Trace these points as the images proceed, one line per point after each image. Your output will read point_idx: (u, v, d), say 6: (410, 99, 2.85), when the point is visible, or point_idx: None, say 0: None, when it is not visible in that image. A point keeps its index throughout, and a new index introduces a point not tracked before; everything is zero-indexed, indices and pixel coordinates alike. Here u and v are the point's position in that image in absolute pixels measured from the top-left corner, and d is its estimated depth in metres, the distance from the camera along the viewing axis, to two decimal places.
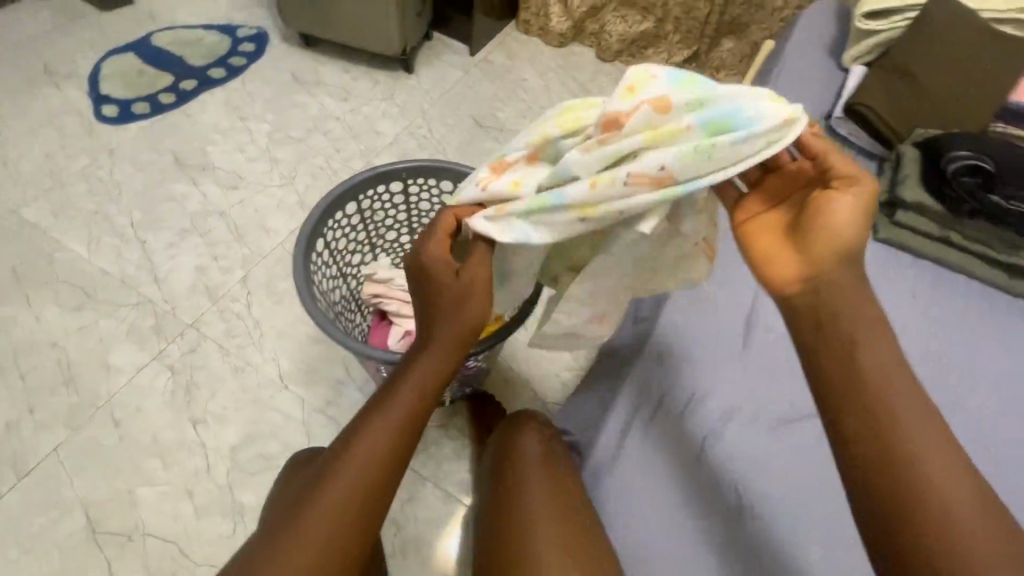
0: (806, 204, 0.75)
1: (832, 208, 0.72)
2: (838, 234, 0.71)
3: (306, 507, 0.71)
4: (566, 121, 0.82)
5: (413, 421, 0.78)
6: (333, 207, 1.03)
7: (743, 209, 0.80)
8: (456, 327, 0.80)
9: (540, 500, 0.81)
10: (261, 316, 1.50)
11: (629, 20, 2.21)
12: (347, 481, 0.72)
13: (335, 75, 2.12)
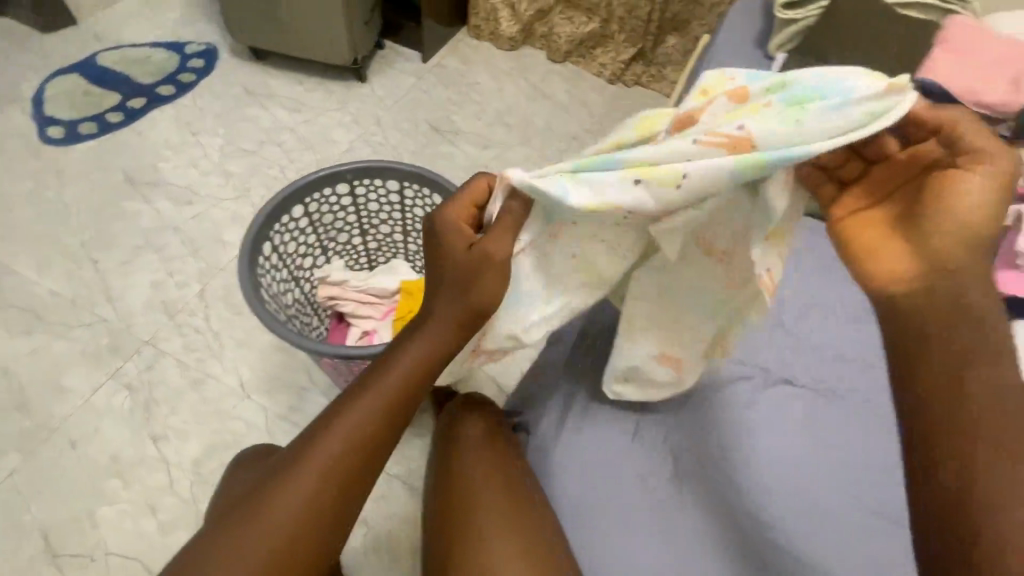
0: (923, 190, 0.70)
1: (959, 193, 0.67)
2: (966, 219, 0.66)
3: (266, 499, 0.72)
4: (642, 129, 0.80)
5: (397, 404, 0.75)
6: (279, 211, 1.05)
7: (841, 204, 0.75)
8: (462, 307, 0.75)
9: (493, 488, 0.87)
10: (220, 328, 1.49)
11: (576, 22, 2.27)
12: (316, 477, 0.72)
13: (287, 87, 2.13)
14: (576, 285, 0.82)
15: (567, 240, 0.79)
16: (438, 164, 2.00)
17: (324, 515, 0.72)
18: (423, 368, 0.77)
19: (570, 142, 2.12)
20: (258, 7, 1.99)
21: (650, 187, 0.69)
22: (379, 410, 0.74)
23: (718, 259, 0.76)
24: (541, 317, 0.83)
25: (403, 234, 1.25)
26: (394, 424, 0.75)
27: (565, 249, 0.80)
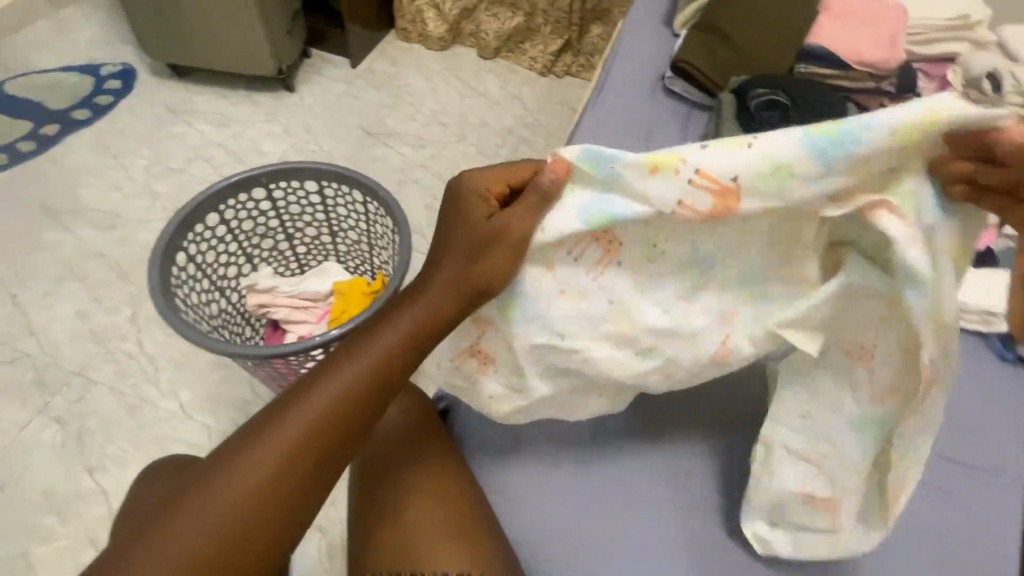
0: None
1: None
2: None
3: (206, 486, 0.64)
4: None
5: (369, 387, 0.69)
6: (191, 220, 1.03)
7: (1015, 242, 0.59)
8: (456, 277, 0.70)
9: (436, 487, 0.79)
10: (154, 351, 1.45)
11: (502, 18, 2.25)
12: (270, 460, 0.65)
13: (212, 102, 2.08)
14: (600, 333, 0.74)
15: (604, 280, 0.72)
16: (373, 167, 1.96)
17: (275, 505, 0.64)
18: (401, 349, 0.71)
19: (505, 136, 2.08)
20: (171, 24, 1.93)
21: (714, 150, 0.63)
22: (351, 390, 0.68)
23: (856, 356, 0.68)
24: (551, 342, 0.73)
25: (330, 234, 1.24)
26: (360, 411, 0.69)
27: (599, 296, 0.72)
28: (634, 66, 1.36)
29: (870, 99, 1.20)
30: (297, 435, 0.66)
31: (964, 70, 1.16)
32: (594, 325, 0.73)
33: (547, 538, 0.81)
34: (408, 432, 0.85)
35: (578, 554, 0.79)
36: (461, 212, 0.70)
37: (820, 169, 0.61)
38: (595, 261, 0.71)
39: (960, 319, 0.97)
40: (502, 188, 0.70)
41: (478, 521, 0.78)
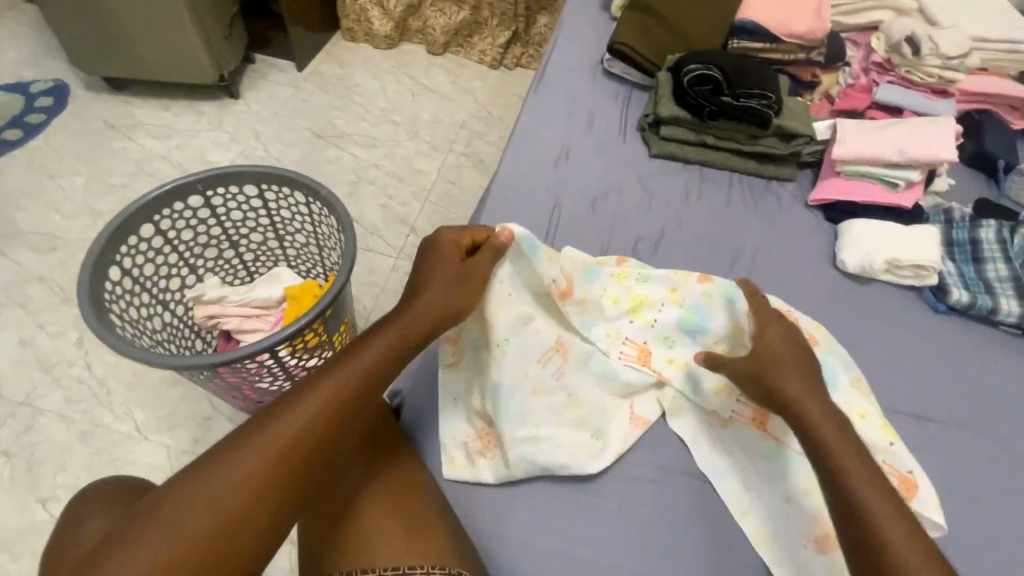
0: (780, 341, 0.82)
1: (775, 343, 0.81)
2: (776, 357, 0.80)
3: (183, 487, 0.62)
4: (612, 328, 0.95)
5: (354, 395, 0.71)
6: (122, 233, 0.99)
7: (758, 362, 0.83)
8: (436, 306, 0.81)
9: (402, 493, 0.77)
10: (106, 373, 1.40)
11: (448, 12, 2.20)
12: (255, 462, 0.64)
13: (153, 114, 2.01)
14: (563, 421, 0.88)
15: (562, 379, 0.91)
16: (325, 170, 1.92)
17: (255, 506, 0.62)
18: (386, 364, 0.75)
19: (458, 131, 2.06)
20: (98, 38, 1.85)
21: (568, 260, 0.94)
22: (339, 395, 0.70)
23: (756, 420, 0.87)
24: (531, 434, 0.85)
25: (277, 238, 1.21)
26: (344, 417, 0.70)
27: (561, 390, 0.90)
28: (574, 50, 1.36)
29: (803, 69, 1.26)
30: (285, 436, 0.66)
31: (886, 36, 1.20)
32: (557, 417, 0.88)
33: (506, 523, 0.81)
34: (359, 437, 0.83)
35: (538, 534, 0.80)
36: (438, 254, 0.85)
37: (609, 282, 0.96)
38: (549, 354, 0.91)
39: (893, 274, 1.02)
40: (467, 242, 0.87)
41: (436, 515, 0.77)
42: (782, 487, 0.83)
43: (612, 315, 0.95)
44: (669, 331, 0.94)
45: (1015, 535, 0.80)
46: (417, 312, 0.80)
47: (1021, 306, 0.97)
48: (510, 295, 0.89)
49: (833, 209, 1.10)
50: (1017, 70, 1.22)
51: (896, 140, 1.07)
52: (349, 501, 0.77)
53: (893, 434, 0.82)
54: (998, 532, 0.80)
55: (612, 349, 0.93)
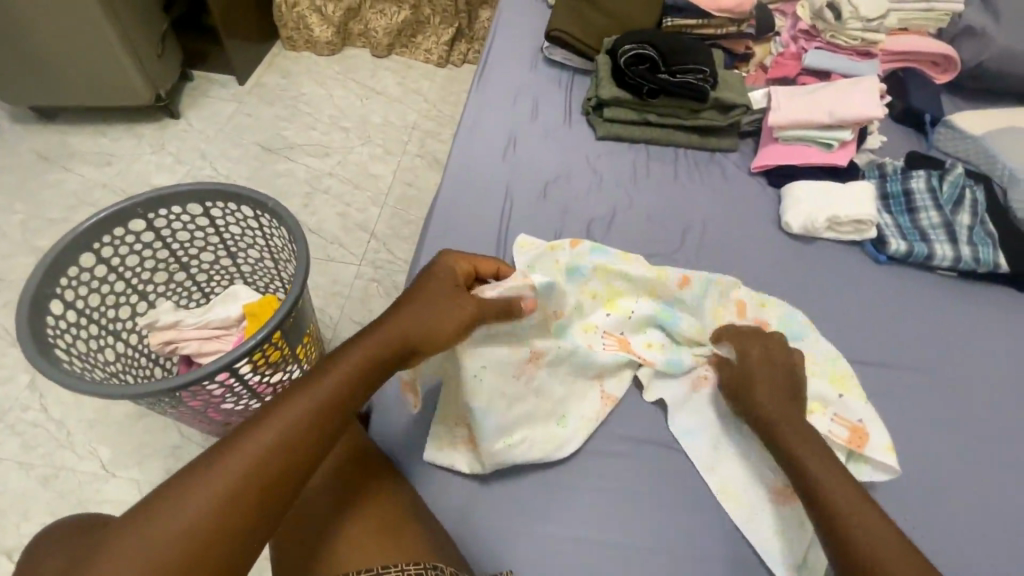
0: (762, 356, 0.85)
1: (749, 358, 0.85)
2: (749, 370, 0.84)
3: (144, 516, 0.56)
4: (585, 325, 0.95)
5: (330, 416, 0.68)
6: (61, 264, 0.95)
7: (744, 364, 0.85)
8: (410, 330, 0.77)
9: (378, 499, 0.76)
10: (64, 414, 1.34)
11: (388, 13, 2.17)
12: (224, 485, 0.59)
13: (90, 142, 1.93)
14: (529, 419, 0.87)
15: (535, 381, 0.89)
16: (279, 183, 1.88)
17: (232, 530, 0.58)
18: (358, 379, 0.73)
19: (410, 132, 2.04)
20: (20, 67, 1.76)
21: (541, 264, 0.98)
22: (308, 411, 0.67)
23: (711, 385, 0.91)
24: (506, 443, 0.84)
25: (229, 256, 1.19)
26: (321, 437, 0.67)
27: (527, 391, 0.88)
28: (514, 40, 1.37)
29: (737, 42, 1.30)
30: (257, 456, 0.62)
31: (810, 4, 1.24)
32: (524, 419, 0.87)
33: (477, 510, 0.82)
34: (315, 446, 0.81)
35: (513, 518, 0.81)
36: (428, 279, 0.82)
37: (590, 278, 0.96)
38: (525, 367, 0.87)
39: (835, 231, 1.06)
40: (468, 271, 0.85)
41: (406, 509, 0.76)
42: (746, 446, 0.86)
43: (588, 312, 0.96)
44: (643, 319, 0.95)
45: (961, 466, 0.85)
46: (393, 330, 0.77)
47: (953, 249, 1.02)
48: (507, 336, 0.87)
49: (775, 173, 1.14)
50: (935, 28, 1.28)
51: (825, 102, 1.12)
52: (316, 503, 0.75)
53: (843, 387, 0.87)
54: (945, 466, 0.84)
55: (594, 343, 0.93)
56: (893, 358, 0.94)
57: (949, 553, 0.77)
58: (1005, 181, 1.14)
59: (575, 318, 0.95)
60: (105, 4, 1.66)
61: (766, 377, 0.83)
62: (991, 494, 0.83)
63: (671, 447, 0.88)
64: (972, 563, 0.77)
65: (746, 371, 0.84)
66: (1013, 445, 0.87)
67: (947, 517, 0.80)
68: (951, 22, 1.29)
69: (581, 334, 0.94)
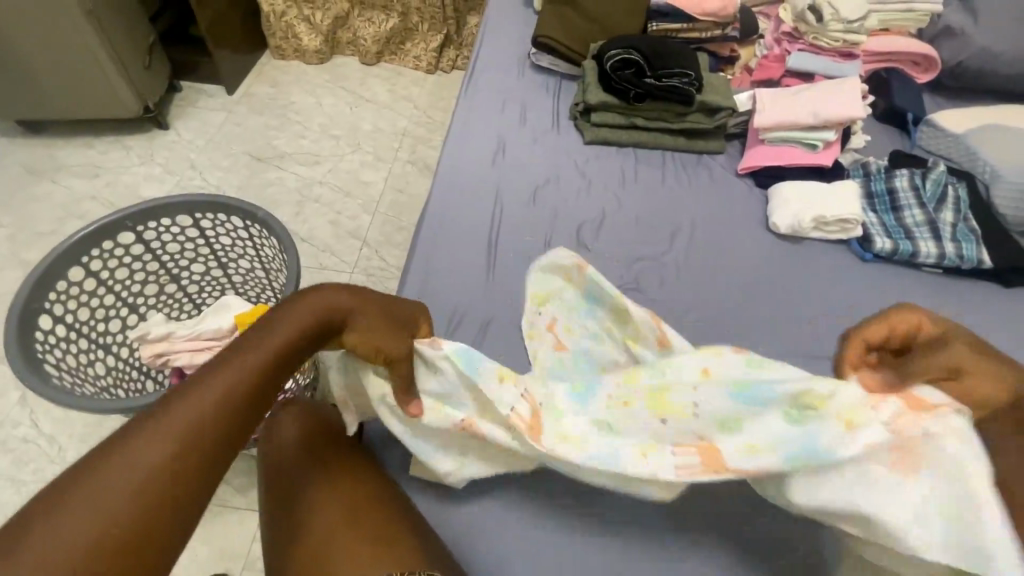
0: (966, 355, 0.62)
1: (969, 359, 0.62)
2: (973, 369, 0.61)
3: (96, 471, 0.49)
4: (645, 447, 0.71)
5: (278, 370, 0.63)
6: (50, 279, 0.95)
7: (953, 357, 0.62)
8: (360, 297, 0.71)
9: (368, 502, 0.76)
10: (55, 429, 1.33)
11: (376, 21, 2.17)
12: (175, 441, 0.52)
13: (78, 154, 1.92)
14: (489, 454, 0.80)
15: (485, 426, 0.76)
16: (269, 192, 1.88)
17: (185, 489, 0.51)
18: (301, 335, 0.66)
19: (401, 139, 2.04)
20: (7, 80, 1.75)
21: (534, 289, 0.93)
22: (256, 362, 0.61)
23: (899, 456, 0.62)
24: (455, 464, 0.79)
25: (220, 266, 1.18)
26: (268, 393, 0.61)
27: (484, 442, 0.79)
28: (501, 46, 1.38)
29: (721, 45, 1.31)
30: (211, 408, 0.56)
31: (792, 7, 1.26)
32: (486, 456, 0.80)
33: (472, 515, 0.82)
34: (306, 448, 0.81)
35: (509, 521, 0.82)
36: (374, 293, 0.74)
37: (610, 392, 0.78)
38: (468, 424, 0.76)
39: (821, 230, 1.07)
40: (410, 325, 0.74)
41: (399, 520, 0.76)
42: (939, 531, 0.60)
43: (626, 429, 0.73)
44: (726, 416, 0.71)
45: None
46: (342, 292, 0.71)
47: (937, 247, 1.03)
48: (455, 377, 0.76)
49: (762, 174, 1.15)
50: (916, 28, 1.30)
51: (810, 103, 1.13)
52: (304, 500, 0.76)
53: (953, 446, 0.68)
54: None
55: (662, 466, 0.69)
56: None
57: None
58: (986, 178, 1.16)
59: (619, 438, 0.72)
60: (90, 16, 1.65)
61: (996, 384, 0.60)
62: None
63: None
64: None
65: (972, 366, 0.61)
66: None
67: None
68: (930, 22, 1.31)
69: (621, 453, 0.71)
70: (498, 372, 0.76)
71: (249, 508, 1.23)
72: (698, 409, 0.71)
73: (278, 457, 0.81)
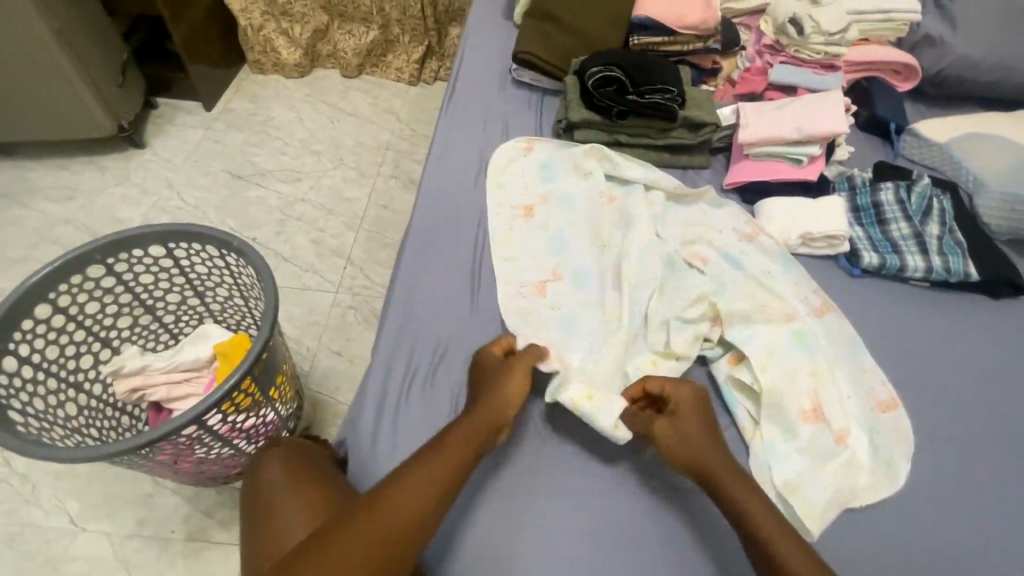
0: (684, 407, 0.86)
1: (680, 403, 0.86)
2: (683, 410, 0.85)
3: (338, 527, 0.70)
4: (663, 248, 1.04)
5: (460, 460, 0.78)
6: (15, 318, 0.91)
7: (675, 402, 0.86)
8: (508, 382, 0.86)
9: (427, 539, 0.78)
10: (27, 466, 1.27)
11: (356, 34, 2.14)
12: (383, 516, 0.70)
13: (50, 176, 1.87)
14: (514, 243, 1.08)
15: (539, 211, 1.13)
16: (250, 211, 1.84)
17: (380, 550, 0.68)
18: (483, 429, 0.81)
19: (383, 153, 2.01)
20: None
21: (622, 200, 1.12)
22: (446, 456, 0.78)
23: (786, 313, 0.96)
24: (503, 236, 1.09)
25: (196, 295, 1.15)
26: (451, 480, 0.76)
27: (540, 217, 1.12)
28: (482, 60, 1.36)
29: (703, 58, 1.30)
30: (409, 493, 0.73)
31: (773, 18, 1.25)
32: (513, 233, 1.10)
33: (461, 539, 0.82)
34: (291, 480, 0.85)
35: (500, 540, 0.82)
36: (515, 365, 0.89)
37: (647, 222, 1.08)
38: (534, 205, 1.14)
39: (808, 247, 1.07)
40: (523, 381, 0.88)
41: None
42: (803, 365, 0.92)
43: (653, 215, 1.09)
44: (724, 249, 1.06)
45: (933, 479, 0.87)
46: (496, 379, 0.86)
47: (924, 260, 1.03)
48: (536, 190, 1.15)
49: (747, 190, 1.14)
50: (896, 38, 1.30)
51: (792, 118, 1.12)
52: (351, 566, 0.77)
53: (819, 371, 0.92)
54: (915, 481, 0.87)
55: (659, 225, 1.08)
56: (871, 361, 0.95)
57: (918, 565, 0.81)
58: (970, 186, 1.17)
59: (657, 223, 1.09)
60: (57, 34, 1.61)
61: (699, 428, 0.84)
62: (961, 507, 0.85)
63: (657, 482, 0.87)
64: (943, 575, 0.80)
65: (685, 409, 0.85)
66: (986, 462, 0.89)
67: (915, 531, 0.83)
68: (911, 31, 1.31)
69: (651, 207, 1.10)
70: (585, 177, 1.15)
71: (233, 543, 1.19)
72: (719, 235, 1.08)
73: (266, 491, 0.84)
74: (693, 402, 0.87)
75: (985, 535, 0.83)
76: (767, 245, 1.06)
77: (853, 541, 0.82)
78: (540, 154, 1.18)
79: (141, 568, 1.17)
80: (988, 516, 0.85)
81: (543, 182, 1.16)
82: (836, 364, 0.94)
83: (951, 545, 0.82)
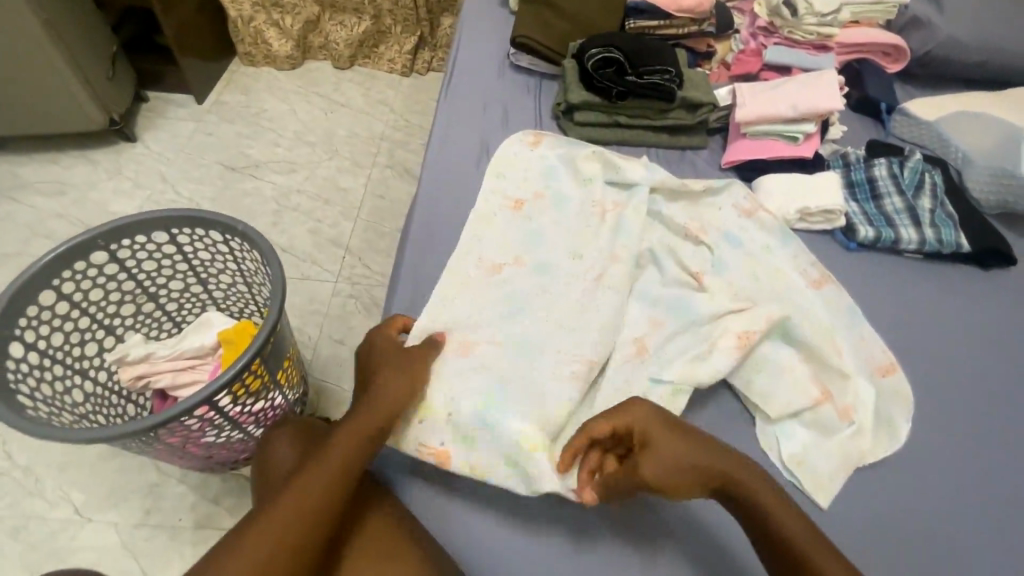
0: (646, 437, 0.77)
1: (648, 432, 0.77)
2: (650, 444, 0.76)
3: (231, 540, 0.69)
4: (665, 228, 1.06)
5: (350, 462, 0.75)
6: (19, 305, 0.91)
7: (642, 432, 0.77)
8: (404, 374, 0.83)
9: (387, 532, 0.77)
10: (30, 459, 1.26)
11: (348, 25, 2.12)
12: (271, 523, 0.69)
13: (41, 170, 1.84)
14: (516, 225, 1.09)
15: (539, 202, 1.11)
16: (246, 203, 1.83)
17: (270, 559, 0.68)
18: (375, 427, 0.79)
19: (379, 144, 2.00)
20: None
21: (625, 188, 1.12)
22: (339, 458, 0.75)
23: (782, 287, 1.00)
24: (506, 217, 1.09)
25: (199, 282, 1.15)
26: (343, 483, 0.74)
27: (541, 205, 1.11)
28: (479, 46, 1.37)
29: (698, 41, 1.32)
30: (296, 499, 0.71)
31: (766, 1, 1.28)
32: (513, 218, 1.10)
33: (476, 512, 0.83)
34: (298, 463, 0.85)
35: (518, 525, 0.82)
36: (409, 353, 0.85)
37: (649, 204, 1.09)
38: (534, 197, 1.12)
39: (806, 222, 1.09)
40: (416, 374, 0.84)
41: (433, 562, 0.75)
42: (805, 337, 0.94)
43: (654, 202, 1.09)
44: (725, 229, 1.07)
45: (930, 441, 0.90)
46: (389, 373, 0.83)
47: (917, 233, 1.06)
48: (537, 177, 1.14)
49: (745, 168, 1.17)
50: (885, 20, 1.33)
51: (787, 97, 1.15)
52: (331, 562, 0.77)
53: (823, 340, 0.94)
54: (913, 444, 0.90)
55: (661, 207, 1.09)
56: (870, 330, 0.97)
57: (917, 523, 0.84)
58: (959, 163, 1.20)
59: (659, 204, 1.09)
60: (46, 25, 1.58)
61: (677, 451, 0.75)
62: (955, 467, 0.89)
63: None
64: (941, 531, 0.83)
65: (653, 440, 0.76)
66: (979, 424, 0.93)
67: (914, 491, 0.86)
68: (899, 13, 1.34)
69: (654, 200, 1.09)
70: (585, 169, 1.14)
71: None
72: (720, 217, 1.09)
73: (278, 472, 0.85)
74: (656, 426, 0.77)
75: (980, 493, 0.87)
76: (768, 224, 1.07)
77: (856, 503, 0.85)
78: (539, 149, 1.17)
79: (149, 556, 1.17)
80: (980, 479, 0.88)
81: (542, 176, 1.14)
82: (835, 332, 0.97)
83: (948, 504, 0.86)
